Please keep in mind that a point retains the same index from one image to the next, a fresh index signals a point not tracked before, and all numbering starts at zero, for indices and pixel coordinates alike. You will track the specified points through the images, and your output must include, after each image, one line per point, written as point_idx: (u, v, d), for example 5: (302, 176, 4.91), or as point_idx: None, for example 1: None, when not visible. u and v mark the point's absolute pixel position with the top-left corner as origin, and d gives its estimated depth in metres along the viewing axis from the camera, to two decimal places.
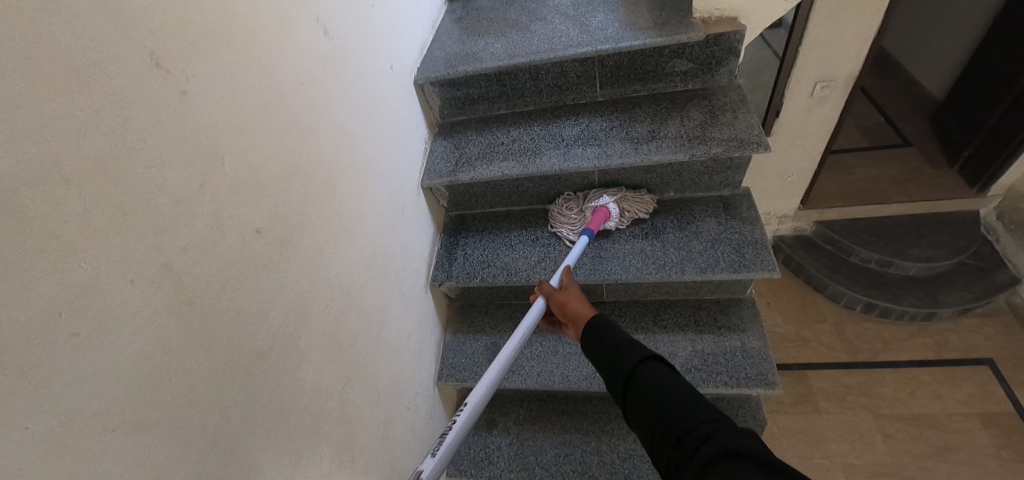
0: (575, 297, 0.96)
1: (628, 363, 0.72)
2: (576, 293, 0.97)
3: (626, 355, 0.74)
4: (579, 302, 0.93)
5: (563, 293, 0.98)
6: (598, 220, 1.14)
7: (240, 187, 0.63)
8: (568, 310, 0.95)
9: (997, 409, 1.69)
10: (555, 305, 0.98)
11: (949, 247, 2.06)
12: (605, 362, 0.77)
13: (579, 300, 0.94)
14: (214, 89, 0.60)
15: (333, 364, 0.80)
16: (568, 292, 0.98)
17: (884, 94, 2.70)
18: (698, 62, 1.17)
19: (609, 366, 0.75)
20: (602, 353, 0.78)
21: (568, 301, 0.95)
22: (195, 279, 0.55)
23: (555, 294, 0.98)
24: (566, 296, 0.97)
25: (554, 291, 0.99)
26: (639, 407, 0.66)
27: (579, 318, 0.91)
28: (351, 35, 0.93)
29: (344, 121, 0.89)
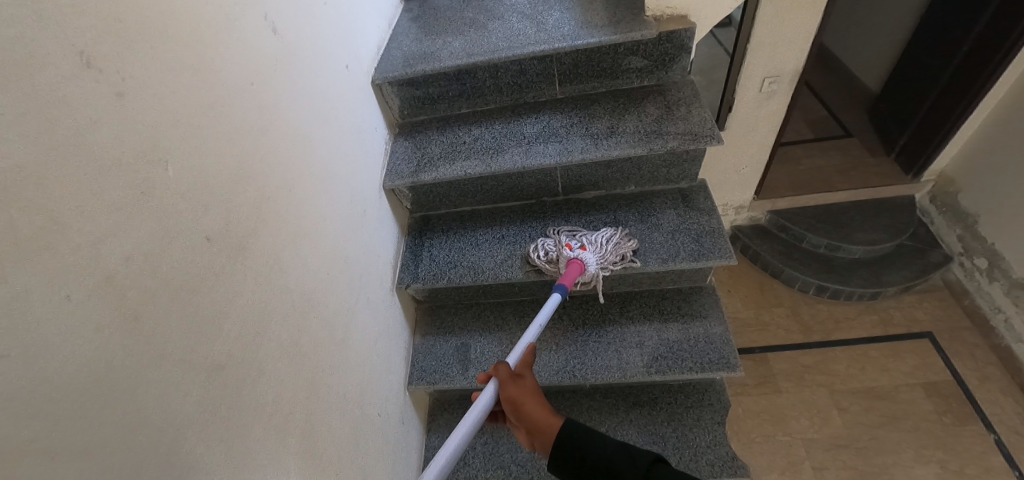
0: (529, 396, 0.88)
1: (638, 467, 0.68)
2: (531, 389, 0.90)
3: (629, 475, 0.69)
4: (537, 408, 0.86)
5: (515, 386, 0.89)
6: (571, 274, 1.06)
7: (186, 193, 0.60)
8: (521, 412, 0.87)
9: (938, 378, 1.82)
10: (506, 398, 0.90)
11: (890, 230, 2.19)
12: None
13: (535, 402, 0.87)
14: (153, 88, 0.57)
15: (294, 374, 0.77)
16: (519, 385, 0.89)
17: (826, 87, 2.86)
18: (652, 59, 1.20)
19: None
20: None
21: (523, 400, 0.87)
22: (140, 291, 0.52)
23: (509, 385, 0.90)
24: (519, 391, 0.89)
25: (508, 377, 0.91)
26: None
27: (537, 427, 0.84)
28: (300, 33, 0.90)
29: (296, 122, 0.85)
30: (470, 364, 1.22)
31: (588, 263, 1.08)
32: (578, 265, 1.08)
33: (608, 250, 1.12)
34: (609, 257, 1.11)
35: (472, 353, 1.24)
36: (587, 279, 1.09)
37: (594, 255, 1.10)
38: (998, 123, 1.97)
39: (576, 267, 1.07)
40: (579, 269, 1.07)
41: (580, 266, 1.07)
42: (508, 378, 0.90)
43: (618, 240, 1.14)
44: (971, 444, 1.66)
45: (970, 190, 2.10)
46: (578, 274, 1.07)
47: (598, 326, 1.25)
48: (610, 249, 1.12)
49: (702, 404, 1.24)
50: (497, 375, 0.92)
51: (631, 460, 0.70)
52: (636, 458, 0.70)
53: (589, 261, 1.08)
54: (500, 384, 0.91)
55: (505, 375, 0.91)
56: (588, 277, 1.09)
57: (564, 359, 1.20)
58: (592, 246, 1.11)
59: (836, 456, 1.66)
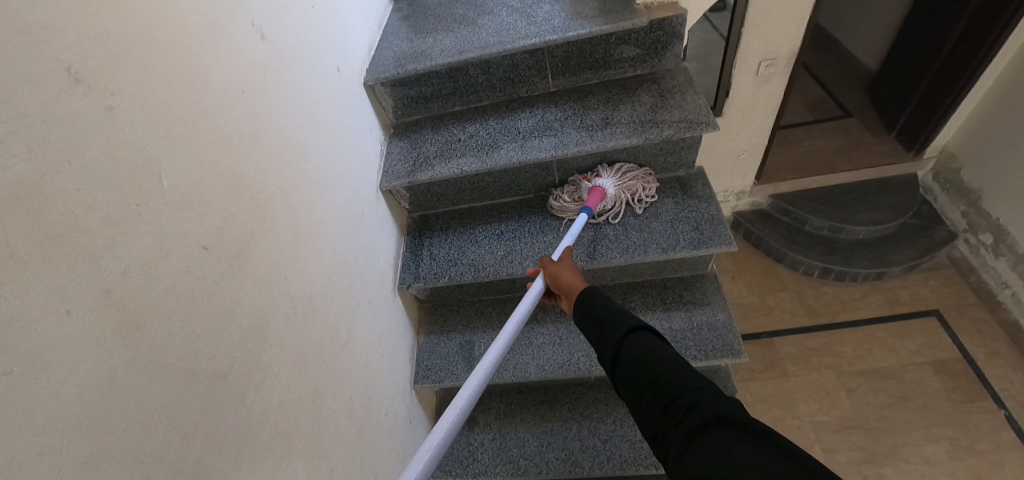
0: (568, 270, 0.95)
1: (618, 333, 0.71)
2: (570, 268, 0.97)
3: (616, 327, 0.73)
4: (571, 275, 0.93)
5: (555, 266, 0.98)
6: (593, 199, 1.13)
7: (180, 203, 0.60)
8: (559, 285, 0.95)
9: (946, 356, 1.81)
10: (548, 278, 0.98)
11: (893, 209, 2.18)
12: (596, 332, 0.76)
13: (572, 272, 0.94)
14: (142, 101, 0.57)
15: (298, 379, 0.78)
16: (559, 264, 0.98)
17: (824, 68, 2.84)
18: (644, 47, 1.19)
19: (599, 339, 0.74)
20: (593, 327, 0.78)
21: (560, 273, 0.95)
22: (137, 304, 0.53)
23: (550, 266, 0.98)
24: (559, 269, 0.97)
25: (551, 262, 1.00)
26: (625, 381, 0.65)
27: (572, 291, 0.91)
28: (289, 38, 0.90)
29: (288, 128, 0.85)
30: (474, 361, 1.23)
31: (608, 189, 1.16)
32: (599, 191, 1.15)
33: (626, 176, 1.18)
34: (627, 182, 1.18)
35: (476, 350, 1.24)
36: (608, 205, 1.17)
37: (612, 181, 1.17)
38: (1000, 97, 1.95)
39: (597, 192, 1.14)
40: (601, 195, 1.14)
41: (601, 192, 1.14)
42: (549, 262, 0.99)
43: (633, 166, 1.20)
44: (981, 421, 1.66)
45: (973, 165, 2.09)
46: (601, 200, 1.14)
47: None
48: (627, 176, 1.18)
49: None
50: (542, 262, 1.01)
51: (623, 318, 0.73)
52: (627, 318, 0.73)
53: (608, 188, 1.16)
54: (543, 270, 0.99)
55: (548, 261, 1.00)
56: (609, 203, 1.16)
57: (568, 352, 1.20)
58: (608, 173, 1.18)
59: (845, 438, 1.67)
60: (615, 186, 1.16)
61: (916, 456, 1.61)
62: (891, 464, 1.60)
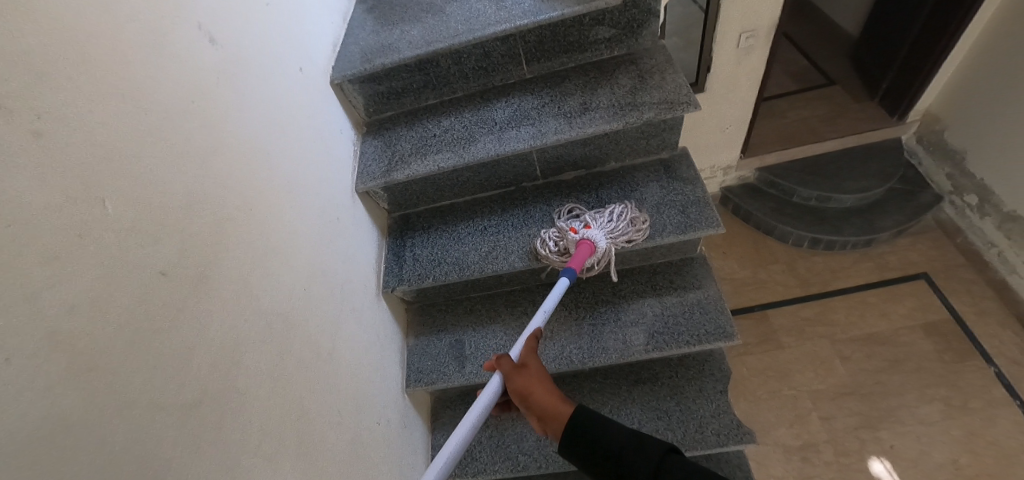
0: (539, 383, 0.84)
1: (645, 472, 0.67)
2: (538, 376, 0.85)
3: (640, 465, 0.68)
4: (547, 394, 0.82)
5: (522, 376, 0.85)
6: (582, 255, 1.02)
7: (130, 228, 0.56)
8: (530, 402, 0.83)
9: (936, 317, 1.84)
10: (512, 390, 0.86)
11: (879, 175, 2.18)
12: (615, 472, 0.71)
13: (544, 389, 0.83)
14: (78, 121, 0.52)
15: (280, 398, 0.75)
16: (526, 374, 0.85)
17: (805, 35, 2.81)
18: (620, 27, 1.15)
19: None
20: (611, 468, 0.72)
21: (532, 389, 0.83)
22: (91, 339, 0.49)
23: (514, 377, 0.85)
24: (525, 381, 0.85)
25: (513, 369, 0.86)
26: None
27: (548, 415, 0.81)
28: (243, 41, 0.85)
29: (249, 136, 0.81)
30: (466, 360, 1.20)
31: (597, 242, 1.05)
32: (587, 245, 1.04)
33: (615, 225, 1.09)
34: (617, 233, 1.08)
35: (467, 349, 1.22)
36: (598, 260, 1.07)
37: (601, 232, 1.06)
38: (983, 55, 1.93)
39: (586, 247, 1.04)
40: (589, 249, 1.04)
41: (590, 246, 1.04)
42: (513, 370, 0.86)
43: (622, 213, 1.10)
44: (973, 379, 1.69)
45: (956, 126, 2.08)
46: (589, 255, 1.04)
47: (591, 308, 1.23)
48: (617, 225, 1.09)
49: (703, 374, 1.23)
50: (500, 367, 0.87)
51: (643, 452, 0.69)
52: (648, 451, 0.69)
53: (598, 240, 1.05)
54: (505, 377, 0.86)
55: (509, 367, 0.86)
56: (599, 257, 1.06)
57: (561, 346, 1.18)
58: (597, 224, 1.08)
59: (842, 404, 1.70)
60: (605, 237, 1.05)
61: (911, 417, 1.65)
62: (887, 427, 1.64)
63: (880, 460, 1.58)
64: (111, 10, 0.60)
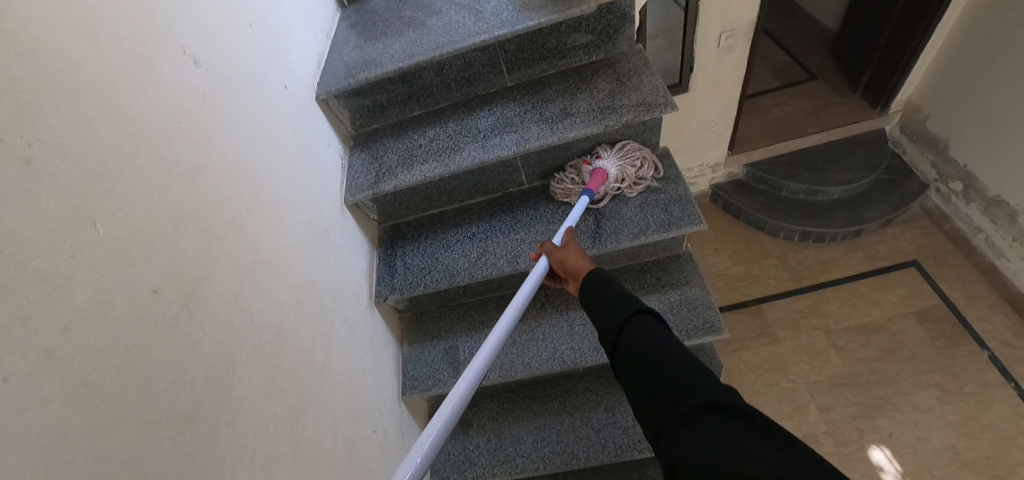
0: (574, 254, 0.94)
1: (618, 318, 0.71)
2: (576, 250, 0.95)
3: (618, 311, 0.72)
4: (577, 257, 0.92)
5: (561, 251, 0.96)
6: (596, 181, 1.12)
7: (120, 250, 0.58)
8: (565, 268, 0.94)
9: (928, 304, 1.87)
10: (556, 263, 0.96)
11: (865, 166, 2.22)
12: (598, 316, 0.76)
13: (579, 256, 0.92)
14: (67, 148, 0.54)
15: (274, 408, 0.76)
16: (566, 249, 0.96)
17: (786, 31, 2.86)
18: (597, 33, 1.18)
19: (601, 324, 0.74)
20: (598, 309, 0.77)
21: (567, 257, 0.93)
22: (84, 360, 0.51)
23: (555, 252, 0.96)
24: (566, 254, 0.95)
25: (554, 248, 0.98)
26: (625, 363, 0.65)
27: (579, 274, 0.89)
28: (227, 62, 0.87)
29: (236, 154, 0.83)
30: (460, 366, 1.21)
31: (609, 170, 1.14)
32: (600, 174, 1.13)
33: (625, 155, 1.16)
34: (628, 160, 1.15)
35: (461, 355, 1.23)
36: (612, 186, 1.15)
37: (613, 162, 1.15)
38: (958, 44, 1.98)
39: (598, 175, 1.13)
40: (602, 177, 1.13)
41: (602, 174, 1.13)
42: (552, 248, 0.97)
43: (631, 144, 1.17)
44: (967, 364, 1.72)
45: (937, 115, 2.12)
46: (602, 181, 1.13)
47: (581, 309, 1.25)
48: (627, 154, 1.16)
49: None
50: (545, 249, 0.99)
51: (624, 305, 0.73)
52: (630, 304, 0.72)
53: (609, 169, 1.14)
54: (548, 256, 0.98)
55: (551, 247, 0.98)
56: (613, 184, 1.15)
57: (553, 347, 1.20)
58: (608, 153, 1.16)
59: (839, 395, 1.72)
60: (616, 166, 1.14)
61: (908, 405, 1.67)
62: (885, 415, 1.66)
63: (880, 448, 1.60)
64: (96, 38, 0.62)
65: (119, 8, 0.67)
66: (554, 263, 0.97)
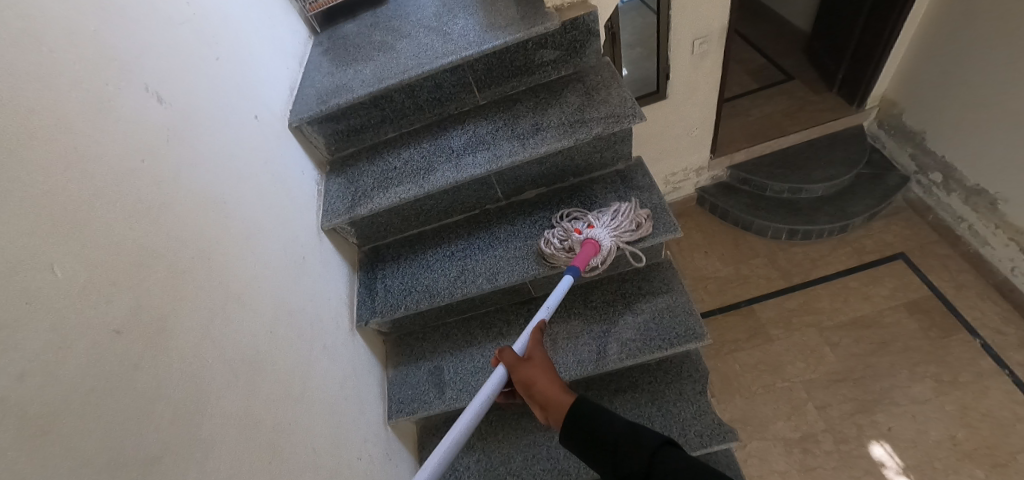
0: (542, 374, 0.91)
1: (638, 463, 0.69)
2: (542, 368, 0.92)
3: (632, 456, 0.71)
4: (547, 383, 0.89)
5: (527, 368, 0.92)
6: (585, 255, 1.07)
7: (78, 289, 0.57)
8: (534, 391, 0.90)
9: (918, 295, 1.88)
10: (519, 381, 0.92)
11: (847, 162, 2.25)
12: (609, 460, 0.74)
13: (548, 380, 0.89)
14: (24, 190, 0.54)
15: (249, 441, 0.75)
16: (532, 365, 0.92)
17: (760, 34, 2.91)
18: (563, 49, 1.19)
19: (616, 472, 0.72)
20: (606, 456, 0.75)
21: (535, 380, 0.90)
22: (42, 403, 0.50)
23: (519, 369, 0.92)
24: (531, 372, 0.92)
25: (517, 362, 0.93)
26: None
27: (551, 404, 0.87)
28: (194, 97, 0.88)
29: (205, 187, 0.83)
30: (445, 386, 1.21)
31: (601, 241, 1.09)
32: (592, 245, 1.08)
33: (619, 223, 1.11)
34: (621, 231, 1.10)
35: (446, 375, 1.23)
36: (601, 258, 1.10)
37: (605, 232, 1.09)
38: (926, 40, 2.02)
39: (591, 247, 1.07)
40: (594, 248, 1.08)
41: (594, 245, 1.08)
42: (516, 362, 0.93)
43: (626, 211, 1.12)
44: (960, 353, 1.73)
45: (911, 109, 2.16)
46: (594, 254, 1.08)
47: (564, 322, 1.25)
48: (621, 223, 1.11)
49: (682, 377, 1.25)
50: (504, 360, 0.94)
51: (637, 443, 0.72)
52: (642, 442, 0.71)
53: (601, 240, 1.09)
54: (509, 369, 0.93)
55: (513, 361, 0.93)
56: (603, 256, 1.10)
57: None
58: (600, 224, 1.11)
59: (835, 392, 1.72)
60: (608, 237, 1.09)
61: (905, 398, 1.67)
62: (883, 410, 1.66)
63: (880, 444, 1.60)
64: (54, 81, 0.62)
65: (77, 51, 0.67)
66: (516, 381, 0.93)
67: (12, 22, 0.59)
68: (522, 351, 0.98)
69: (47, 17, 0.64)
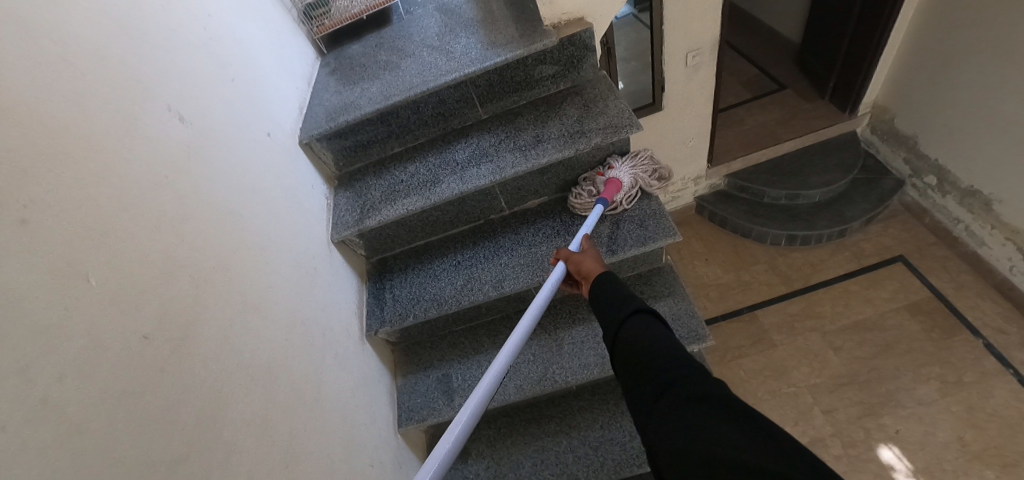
0: (589, 258, 0.99)
1: (621, 314, 0.77)
2: (591, 255, 1.00)
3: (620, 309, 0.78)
4: (593, 262, 0.96)
5: (579, 256, 1.01)
6: (612, 190, 1.15)
7: (111, 303, 0.60)
8: (582, 270, 0.98)
9: (918, 297, 1.91)
10: (572, 269, 1.01)
11: (841, 168, 2.29)
12: (602, 313, 0.82)
13: (594, 260, 0.97)
14: (59, 204, 0.58)
15: (268, 446, 0.77)
16: (583, 254, 1.01)
17: (751, 46, 2.99)
18: (562, 64, 1.24)
19: (604, 319, 0.81)
20: (602, 307, 0.83)
21: (583, 261, 0.98)
22: (78, 406, 0.53)
23: (573, 257, 1.01)
24: (582, 257, 1.00)
25: (571, 254, 1.02)
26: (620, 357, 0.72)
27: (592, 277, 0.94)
28: (213, 117, 0.92)
29: (223, 202, 0.87)
30: (454, 393, 1.23)
31: (623, 179, 1.18)
32: (615, 182, 1.17)
33: (639, 166, 1.20)
34: (639, 169, 1.20)
35: (455, 382, 1.25)
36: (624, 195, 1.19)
37: (625, 170, 1.19)
38: (914, 47, 2.09)
39: (614, 183, 1.16)
40: (617, 185, 1.17)
41: (618, 182, 1.17)
42: (569, 254, 1.02)
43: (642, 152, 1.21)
44: (963, 353, 1.75)
45: (902, 114, 2.22)
46: (618, 190, 1.16)
47: (570, 328, 1.27)
48: (638, 162, 1.20)
49: None
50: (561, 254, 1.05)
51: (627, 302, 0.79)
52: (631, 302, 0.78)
53: (623, 178, 1.18)
54: (564, 261, 1.02)
55: (568, 253, 1.03)
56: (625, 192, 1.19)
57: (543, 368, 1.22)
58: (620, 164, 1.20)
59: (841, 396, 1.73)
60: (628, 174, 1.18)
61: (911, 400, 1.68)
62: (889, 412, 1.67)
63: (889, 447, 1.61)
64: (88, 103, 0.67)
65: (107, 73, 0.72)
66: (569, 266, 1.02)
67: (50, 50, 0.64)
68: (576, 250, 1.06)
69: (80, 42, 0.69)
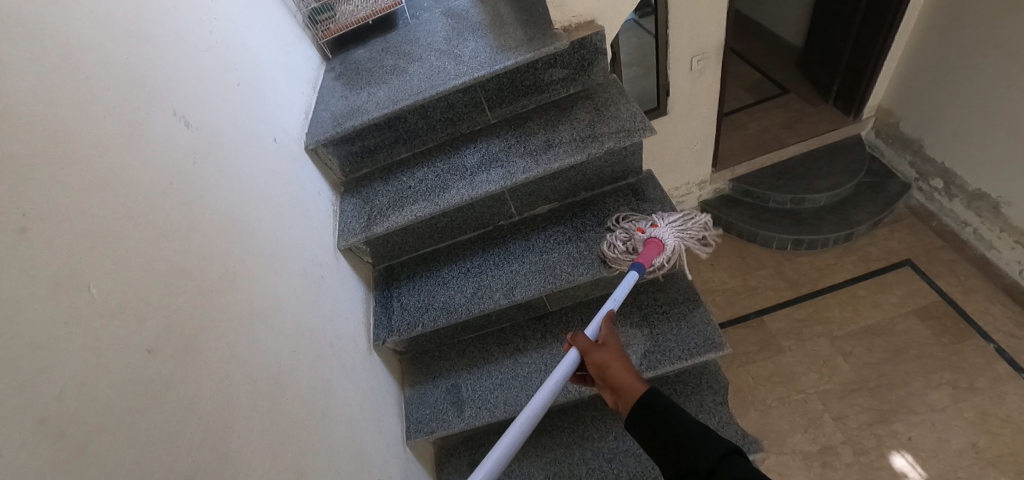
0: (616, 359, 0.87)
1: (706, 461, 0.67)
2: (616, 354, 0.88)
3: (700, 453, 0.68)
4: (621, 369, 0.85)
5: (602, 352, 0.89)
6: (650, 253, 1.05)
7: (113, 311, 0.57)
8: (607, 375, 0.87)
9: (928, 301, 1.88)
10: (590, 365, 0.90)
11: (847, 171, 2.27)
12: (671, 454, 0.72)
13: (622, 365, 0.86)
14: (61, 208, 0.55)
15: (276, 460, 0.75)
16: (606, 350, 0.89)
17: (752, 50, 2.98)
18: (572, 67, 1.22)
19: (679, 464, 0.71)
20: (669, 448, 0.73)
21: (609, 364, 0.87)
22: (79, 425, 0.50)
23: (593, 352, 0.90)
24: (605, 356, 0.88)
25: (590, 346, 0.91)
26: None
27: (623, 391, 0.84)
28: (216, 122, 0.89)
29: (228, 208, 0.84)
30: (463, 404, 1.19)
31: (665, 240, 1.08)
32: (656, 244, 1.06)
33: (684, 225, 1.09)
34: (685, 230, 1.09)
35: (464, 393, 1.21)
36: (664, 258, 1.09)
37: (669, 231, 1.08)
38: (919, 50, 2.07)
39: (655, 246, 1.06)
40: (658, 248, 1.06)
41: (658, 244, 1.06)
42: (590, 347, 0.90)
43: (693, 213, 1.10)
44: (975, 358, 1.72)
45: (908, 117, 2.20)
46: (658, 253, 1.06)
47: None
48: (685, 224, 1.09)
49: (701, 388, 1.24)
50: (577, 344, 0.92)
51: (705, 444, 0.69)
52: (710, 444, 0.68)
53: (664, 239, 1.08)
54: (582, 353, 0.91)
55: (586, 345, 0.91)
56: (666, 255, 1.08)
57: None
58: (664, 223, 1.10)
59: (852, 402, 1.69)
60: (673, 236, 1.07)
61: (922, 406, 1.65)
62: (901, 419, 1.63)
63: (902, 455, 1.57)
64: (91, 108, 0.64)
65: (110, 78, 0.69)
66: (589, 364, 0.90)
67: (50, 51, 0.61)
68: (594, 336, 0.95)
69: (81, 44, 0.66)
